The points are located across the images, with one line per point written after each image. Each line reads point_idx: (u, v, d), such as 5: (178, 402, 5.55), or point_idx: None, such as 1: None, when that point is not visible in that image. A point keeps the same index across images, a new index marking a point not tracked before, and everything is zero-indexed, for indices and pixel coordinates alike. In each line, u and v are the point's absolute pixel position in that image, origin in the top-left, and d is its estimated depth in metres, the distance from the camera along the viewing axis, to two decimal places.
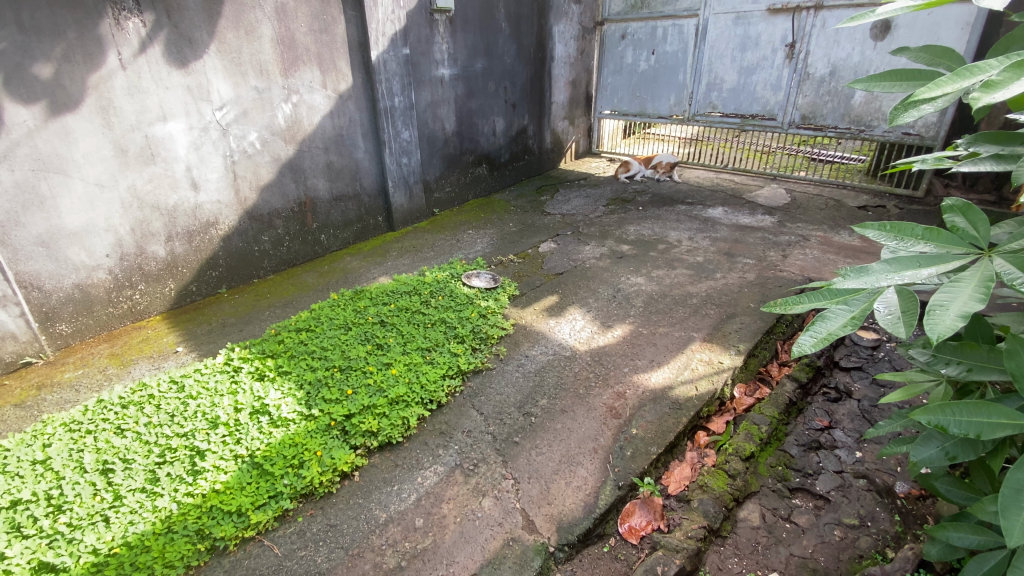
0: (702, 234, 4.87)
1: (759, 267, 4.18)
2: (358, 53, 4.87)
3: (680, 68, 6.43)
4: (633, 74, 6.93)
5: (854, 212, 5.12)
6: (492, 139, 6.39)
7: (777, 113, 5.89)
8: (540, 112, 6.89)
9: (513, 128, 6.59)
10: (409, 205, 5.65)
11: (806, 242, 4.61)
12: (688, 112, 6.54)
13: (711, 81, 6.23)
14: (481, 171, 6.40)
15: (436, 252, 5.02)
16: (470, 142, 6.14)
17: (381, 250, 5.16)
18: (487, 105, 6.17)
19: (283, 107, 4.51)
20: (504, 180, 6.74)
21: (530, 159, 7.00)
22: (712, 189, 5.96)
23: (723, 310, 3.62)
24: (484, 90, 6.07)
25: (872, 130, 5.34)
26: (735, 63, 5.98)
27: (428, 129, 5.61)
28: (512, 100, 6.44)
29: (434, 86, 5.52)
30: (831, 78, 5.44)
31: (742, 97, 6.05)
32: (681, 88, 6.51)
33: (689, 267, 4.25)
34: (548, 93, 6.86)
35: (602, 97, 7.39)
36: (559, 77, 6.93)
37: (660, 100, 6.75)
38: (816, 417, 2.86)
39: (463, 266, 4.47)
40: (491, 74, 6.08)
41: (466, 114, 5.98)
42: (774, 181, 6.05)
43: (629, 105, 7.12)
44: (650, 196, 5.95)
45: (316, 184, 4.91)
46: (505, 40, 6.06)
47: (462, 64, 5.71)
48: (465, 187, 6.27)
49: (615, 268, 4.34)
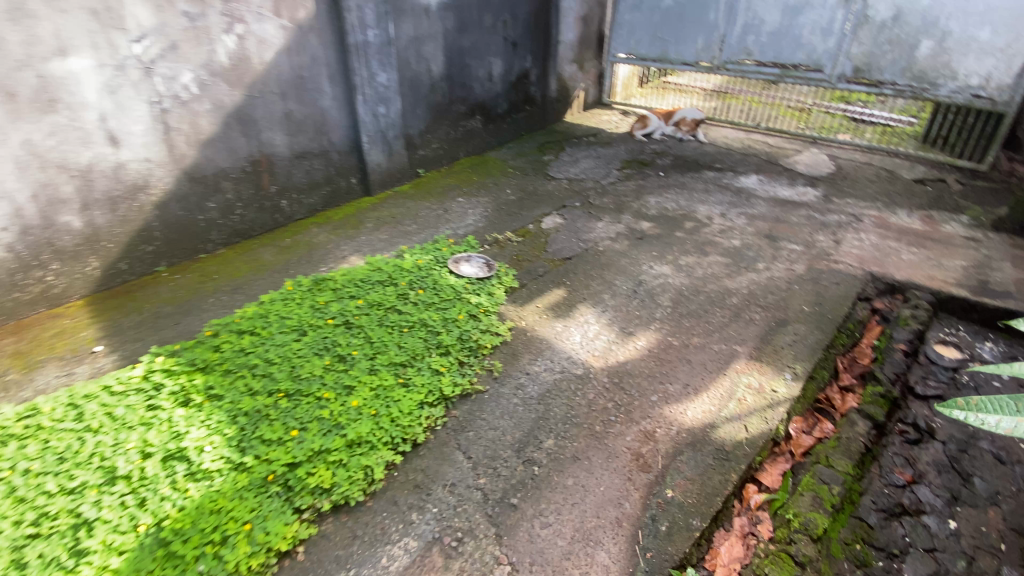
0: (735, 210, 4.12)
1: (808, 256, 3.46)
2: None
3: (711, 6, 5.45)
4: (654, 12, 5.91)
5: (911, 186, 4.36)
6: (488, 87, 5.45)
7: (824, 64, 4.96)
8: (545, 54, 5.89)
9: (512, 73, 5.62)
10: (388, 163, 4.79)
11: (860, 223, 3.89)
12: (717, 59, 5.61)
13: (748, 22, 5.28)
14: (475, 124, 5.50)
15: (419, 225, 4.23)
16: (462, 89, 5.21)
17: (354, 220, 4.37)
18: (482, 43, 5.18)
19: (224, 41, 3.58)
20: (502, 135, 5.84)
21: (531, 111, 6.07)
22: (743, 152, 5.13)
23: (771, 314, 2.93)
24: (478, 25, 5.07)
25: (936, 90, 4.50)
26: (779, 0, 5.01)
27: (410, 72, 4.67)
28: (512, 38, 5.45)
29: (417, 18, 4.54)
30: (894, 23, 4.51)
31: (784, 43, 5.11)
32: (710, 30, 5.55)
33: (724, 255, 3.53)
34: (555, 31, 5.84)
35: (616, 38, 6.38)
36: (569, 12, 5.89)
37: (684, 43, 5.79)
38: (895, 468, 2.24)
39: (451, 247, 3.72)
40: (487, 6, 5.07)
41: (457, 54, 5.01)
42: (815, 144, 5.22)
43: (648, 48, 6.14)
44: (672, 160, 5.13)
45: (273, 138, 4.05)
46: None
47: None
48: (456, 143, 5.39)
49: (635, 253, 3.61)
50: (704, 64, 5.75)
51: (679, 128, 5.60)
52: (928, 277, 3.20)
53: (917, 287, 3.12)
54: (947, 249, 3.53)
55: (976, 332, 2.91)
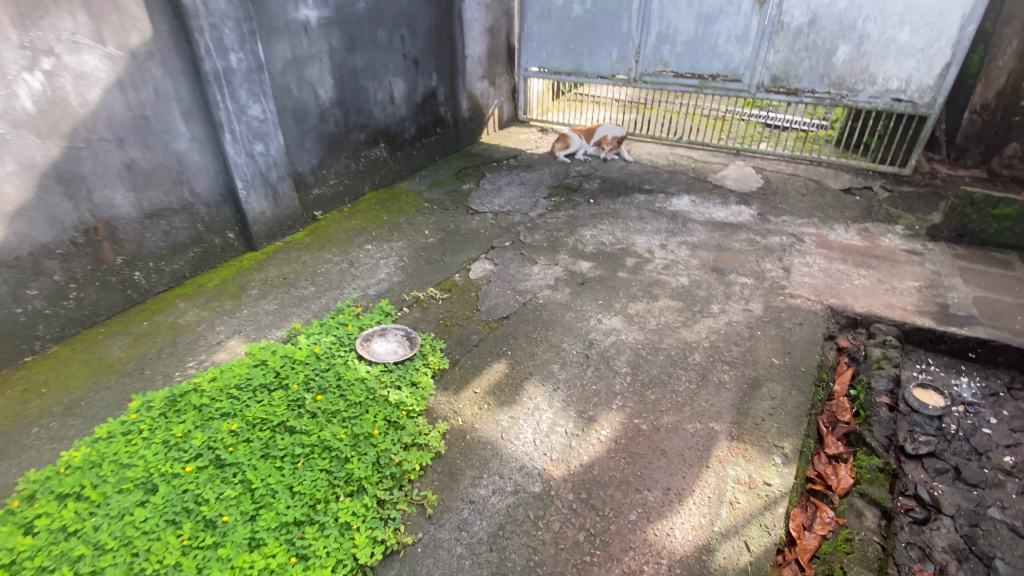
0: (675, 239, 3.78)
1: (762, 291, 3.16)
2: None
3: (623, 14, 5.13)
4: (564, 21, 5.52)
5: (841, 197, 4.26)
6: (390, 110, 4.78)
7: (742, 73, 4.81)
8: (451, 70, 5.31)
9: (417, 93, 4.99)
10: (275, 210, 3.99)
11: (803, 244, 3.68)
12: (634, 71, 5.32)
13: (662, 31, 5.01)
14: (379, 154, 4.80)
15: (318, 287, 3.50)
16: (359, 115, 4.50)
17: (234, 286, 3.56)
18: (378, 62, 4.51)
19: (27, 81, 2.65)
20: (412, 162, 5.18)
21: (443, 133, 5.47)
22: (671, 169, 4.87)
23: (741, 373, 2.56)
24: (372, 42, 4.39)
25: (856, 95, 4.46)
26: (692, 8, 4.77)
27: (292, 100, 3.91)
28: (413, 55, 4.82)
29: (294, 37, 3.79)
30: (810, 29, 4.42)
31: (700, 53, 4.90)
32: (624, 39, 5.25)
33: (675, 297, 3.15)
34: (460, 45, 5.28)
35: (526, 50, 5.93)
36: (473, 24, 5.35)
37: (599, 54, 5.45)
38: (916, 566, 1.89)
39: (365, 324, 2.95)
40: (380, 20, 4.40)
41: (349, 76, 4.30)
42: (739, 156, 5.07)
43: (560, 60, 5.74)
44: (599, 183, 4.77)
45: (112, 198, 3.14)
46: None
47: (335, 3, 3.99)
48: (358, 177, 4.68)
49: (579, 303, 3.12)
50: (621, 76, 5.43)
51: (601, 147, 5.23)
52: (886, 306, 3.01)
53: (879, 320, 2.92)
54: (893, 268, 3.39)
55: (946, 365, 2.76)
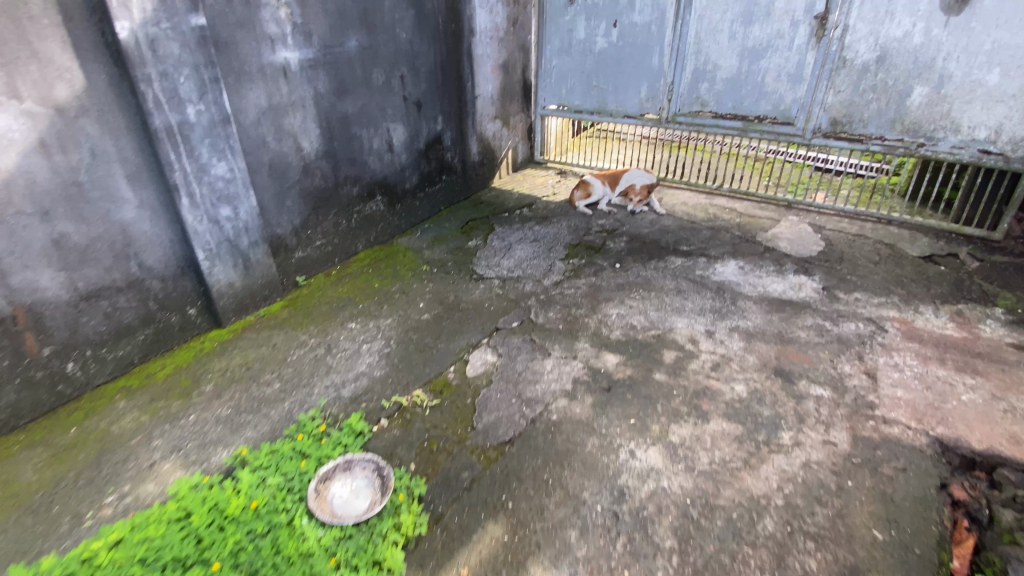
0: (725, 324, 3.07)
1: (844, 409, 2.43)
2: (88, 27, 2.54)
3: (653, 48, 4.53)
4: (585, 56, 4.95)
5: (923, 266, 3.51)
6: (388, 159, 4.23)
7: (794, 115, 4.14)
8: (460, 112, 4.77)
9: (420, 138, 4.45)
10: (247, 280, 3.45)
11: (887, 335, 2.94)
12: (666, 111, 4.68)
13: (697, 67, 4.39)
14: (375, 207, 4.25)
15: (284, 384, 2.89)
16: (351, 166, 3.95)
17: (187, 379, 3.01)
18: (373, 106, 3.97)
19: None
20: (414, 213, 4.62)
21: (449, 180, 4.91)
22: (711, 226, 4.18)
23: (831, 555, 1.84)
24: (366, 84, 3.87)
25: (937, 145, 3.73)
26: (734, 42, 4.15)
27: (268, 153, 3.40)
28: (415, 97, 4.29)
29: (269, 83, 3.27)
30: (879, 66, 3.73)
31: (743, 92, 4.25)
32: (653, 76, 4.64)
33: (730, 416, 2.43)
34: (469, 84, 4.75)
35: (544, 87, 5.37)
36: (484, 61, 4.82)
37: (624, 92, 4.85)
38: None
39: (324, 458, 2.27)
40: (376, 60, 3.88)
41: (338, 123, 3.78)
42: (790, 210, 4.36)
43: (582, 98, 5.16)
44: (627, 241, 4.10)
45: (36, 280, 2.62)
46: (395, 3, 3.86)
47: (321, 43, 3.48)
48: (350, 234, 4.12)
49: (605, 421, 2.42)
50: (649, 116, 4.81)
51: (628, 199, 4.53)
52: (1016, 441, 2.24)
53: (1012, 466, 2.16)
54: (1013, 376, 2.61)
55: None
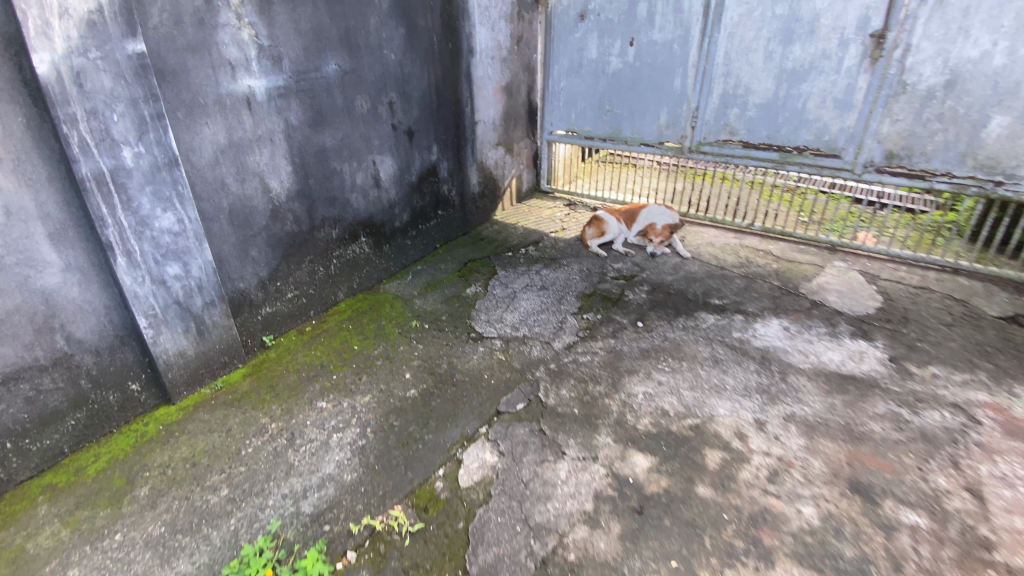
0: (778, 411, 2.51)
1: (952, 549, 1.86)
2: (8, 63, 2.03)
3: (677, 69, 4.01)
4: (597, 77, 4.44)
5: (1006, 331, 2.96)
6: (374, 196, 3.70)
7: (842, 147, 3.60)
8: (457, 140, 4.25)
9: (412, 171, 3.93)
10: (202, 347, 2.91)
11: (982, 430, 2.37)
12: (688, 138, 4.16)
13: (726, 91, 3.86)
14: (359, 250, 3.72)
15: (234, 490, 2.34)
16: (330, 207, 3.43)
17: (121, 478, 2.45)
18: (357, 138, 3.46)
19: None
20: (404, 254, 4.09)
21: (445, 216, 4.39)
22: (745, 273, 3.62)
23: None
24: (348, 114, 3.35)
25: (1018, 184, 3.18)
26: (770, 62, 3.63)
27: (227, 198, 2.88)
28: (406, 126, 3.78)
29: (229, 116, 2.76)
30: (946, 92, 3.20)
31: (781, 119, 3.72)
32: (675, 100, 4.12)
33: (802, 558, 1.85)
34: (468, 109, 4.24)
35: (551, 110, 4.86)
36: (485, 83, 4.32)
37: (642, 117, 4.34)
38: None
39: None
40: (360, 86, 3.37)
41: (315, 159, 3.26)
42: (833, 254, 3.81)
43: (593, 123, 4.65)
44: (650, 290, 3.54)
45: None
46: (383, 21, 3.36)
47: (294, 68, 2.98)
48: (329, 282, 3.59)
49: (639, 563, 1.86)
50: (669, 144, 4.28)
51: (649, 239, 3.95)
52: None
53: None
54: None
55: None
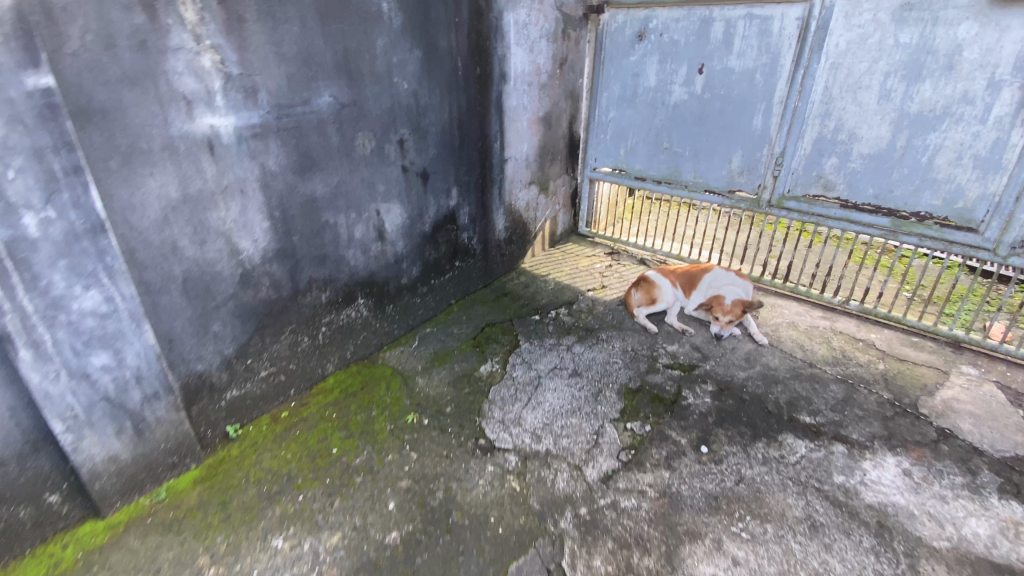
0: None
1: None
2: None
3: (758, 106, 3.24)
4: (654, 108, 3.69)
5: None
6: (377, 252, 3.05)
7: (977, 218, 2.75)
8: (482, 181, 3.58)
9: (425, 219, 3.28)
10: (141, 448, 2.33)
11: None
12: (768, 190, 3.37)
13: (824, 135, 3.07)
14: (357, 314, 3.07)
15: None
16: (320, 268, 2.80)
17: None
18: (357, 184, 2.82)
19: None
20: (413, 315, 3.42)
21: (464, 267, 3.70)
22: (839, 377, 2.80)
23: None
24: (346, 155, 2.71)
25: None
26: (887, 103, 2.82)
27: (181, 266, 2.28)
28: (420, 167, 3.13)
29: (185, 165, 2.17)
30: None
31: (897, 175, 2.90)
32: (753, 142, 3.34)
33: None
34: (497, 144, 3.56)
35: (596, 143, 4.14)
36: (519, 114, 3.63)
37: (708, 160, 3.57)
38: None
39: None
40: (363, 122, 2.73)
41: (301, 211, 2.63)
42: (959, 354, 2.93)
43: (645, 162, 3.89)
44: (715, 392, 2.74)
45: None
46: (393, 43, 2.71)
47: (274, 103, 2.36)
48: (317, 355, 2.95)
49: None
50: (743, 194, 3.50)
51: (715, 318, 3.13)
52: None
53: None
54: None
55: None
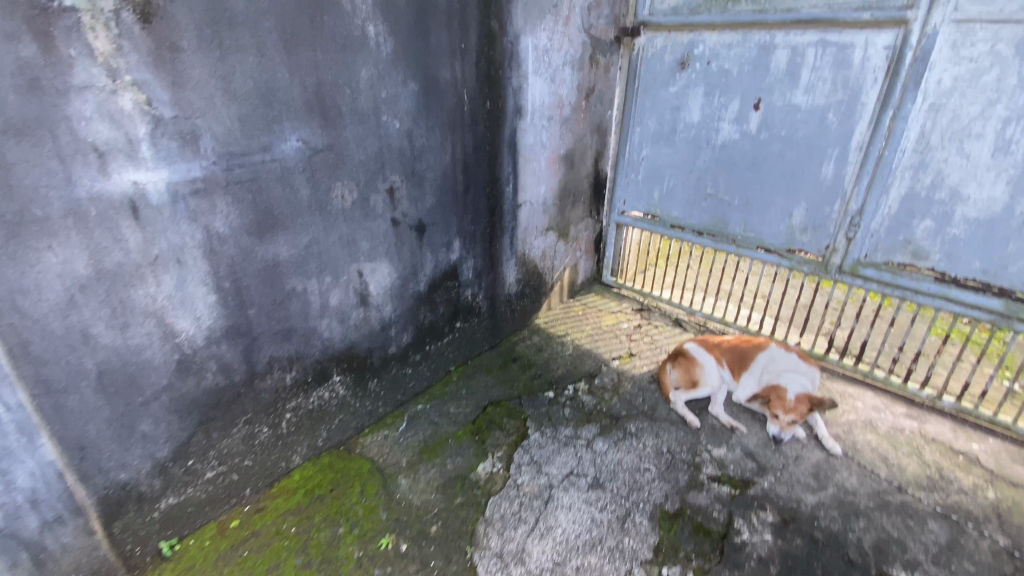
0: None
1: None
2: None
3: (830, 151, 2.64)
4: (697, 148, 3.12)
5: None
6: (358, 320, 2.51)
7: None
8: (490, 232, 3.05)
9: (420, 277, 2.74)
10: None
11: None
12: (838, 253, 2.76)
13: (916, 192, 2.46)
14: (332, 395, 2.54)
15: None
16: (283, 344, 2.28)
17: None
18: (335, 243, 2.30)
19: None
20: (405, 390, 2.86)
21: (467, 328, 3.13)
22: (937, 511, 2.16)
23: None
24: (319, 210, 2.20)
25: None
26: (1005, 158, 2.20)
27: (97, 357, 1.79)
28: (414, 218, 2.60)
29: (98, 232, 1.68)
30: None
31: (1016, 248, 2.28)
32: (821, 195, 2.74)
33: None
34: (509, 188, 3.03)
35: (625, 184, 3.58)
36: (536, 153, 3.10)
37: (762, 212, 2.98)
38: None
39: None
40: (342, 169, 2.21)
41: (260, 280, 2.11)
42: None
43: (684, 209, 3.31)
44: (778, 527, 2.11)
45: None
46: (382, 74, 2.21)
47: (223, 151, 1.86)
48: (279, 446, 2.43)
49: None
50: (805, 255, 2.89)
51: (774, 418, 2.52)
52: None
53: None
54: None
55: None
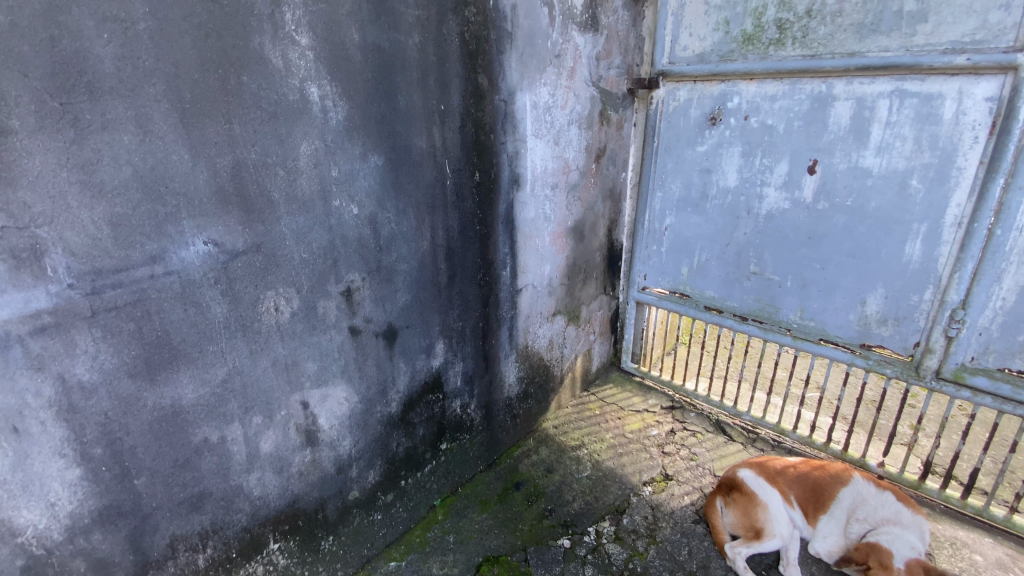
0: None
1: None
2: None
3: (918, 225, 2.05)
4: (736, 218, 2.55)
5: None
6: (302, 467, 1.88)
7: None
8: (483, 327, 2.44)
9: (391, 396, 2.11)
10: None
11: None
12: (934, 355, 2.14)
13: None
14: (267, 569, 1.86)
15: None
16: (192, 518, 1.63)
17: None
18: (266, 372, 1.69)
19: None
20: (373, 542, 2.17)
21: (455, 448, 2.48)
22: None
23: None
24: (241, 332, 1.60)
25: None
26: None
27: None
28: (382, 323, 1.99)
29: None
30: None
31: None
32: (906, 279, 2.13)
33: None
34: (505, 273, 2.45)
35: (646, 256, 3.00)
36: (539, 228, 2.54)
37: (826, 297, 2.37)
38: None
39: None
40: (275, 274, 1.63)
41: (153, 436, 1.49)
42: None
43: (720, 289, 2.71)
44: None
45: None
46: (332, 148, 1.66)
47: (87, 270, 1.28)
48: None
49: None
50: (886, 353, 2.27)
51: None
52: None
53: None
54: None
55: None
